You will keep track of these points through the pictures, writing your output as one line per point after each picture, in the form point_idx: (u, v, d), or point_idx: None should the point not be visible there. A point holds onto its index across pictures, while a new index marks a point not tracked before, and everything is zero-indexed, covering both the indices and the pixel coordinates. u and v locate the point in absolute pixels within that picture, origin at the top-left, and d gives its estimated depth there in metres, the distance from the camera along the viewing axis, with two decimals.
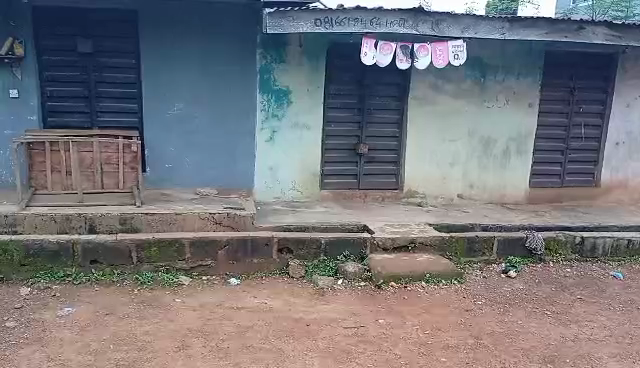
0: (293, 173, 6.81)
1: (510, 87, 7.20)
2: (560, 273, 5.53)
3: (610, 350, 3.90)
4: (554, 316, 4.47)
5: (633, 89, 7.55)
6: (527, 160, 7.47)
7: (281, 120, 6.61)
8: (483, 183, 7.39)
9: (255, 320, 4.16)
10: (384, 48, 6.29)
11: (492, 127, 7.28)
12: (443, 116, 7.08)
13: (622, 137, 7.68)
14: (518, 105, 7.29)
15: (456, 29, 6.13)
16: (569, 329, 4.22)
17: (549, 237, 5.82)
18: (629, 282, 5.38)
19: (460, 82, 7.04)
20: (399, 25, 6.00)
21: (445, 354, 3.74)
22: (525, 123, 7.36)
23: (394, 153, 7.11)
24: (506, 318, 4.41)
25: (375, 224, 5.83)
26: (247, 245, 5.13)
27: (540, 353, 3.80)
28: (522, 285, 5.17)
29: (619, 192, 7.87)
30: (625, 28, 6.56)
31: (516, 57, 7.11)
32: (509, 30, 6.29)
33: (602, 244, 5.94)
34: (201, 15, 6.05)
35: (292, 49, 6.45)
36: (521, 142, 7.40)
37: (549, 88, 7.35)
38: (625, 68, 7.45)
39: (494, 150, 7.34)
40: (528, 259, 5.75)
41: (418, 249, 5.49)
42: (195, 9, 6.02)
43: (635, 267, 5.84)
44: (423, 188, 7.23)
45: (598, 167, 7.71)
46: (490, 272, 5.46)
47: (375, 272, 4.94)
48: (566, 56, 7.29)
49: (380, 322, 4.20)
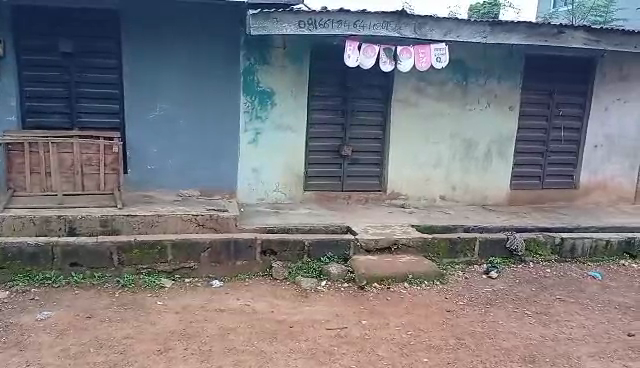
0: (277, 174, 6.80)
1: (491, 90, 7.29)
2: (540, 273, 5.61)
3: (588, 349, 3.97)
4: (534, 316, 4.53)
5: (611, 93, 7.70)
6: (508, 162, 7.57)
7: (265, 122, 6.61)
8: (466, 184, 7.47)
9: (238, 322, 4.15)
10: (367, 50, 6.34)
11: (474, 130, 7.36)
12: (426, 119, 7.14)
13: (601, 139, 7.81)
14: (500, 107, 7.38)
15: (438, 33, 6.20)
16: (549, 329, 4.29)
17: (530, 238, 5.92)
18: (607, 282, 5.49)
19: (443, 85, 7.11)
20: (383, 27, 6.01)
21: (427, 354, 3.77)
22: (507, 125, 7.46)
23: (377, 155, 7.15)
24: (487, 318, 4.46)
25: (359, 226, 5.85)
26: (230, 247, 5.12)
27: (520, 353, 3.85)
28: (504, 285, 5.23)
29: (598, 194, 8.00)
30: (603, 33, 6.69)
31: (498, 60, 7.21)
32: (490, 33, 6.37)
33: (581, 245, 6.05)
34: (202, 15, 6.03)
35: (276, 50, 6.46)
36: (503, 145, 7.50)
37: (529, 91, 7.47)
38: (603, 71, 7.60)
39: (476, 152, 7.43)
40: (509, 259, 5.83)
41: (401, 250, 5.52)
42: (192, 9, 5.98)
43: (613, 267, 5.96)
44: (406, 189, 7.27)
45: (578, 169, 7.84)
46: (472, 273, 5.52)
47: (359, 273, 4.97)
48: (546, 60, 7.41)
49: (363, 323, 4.22)
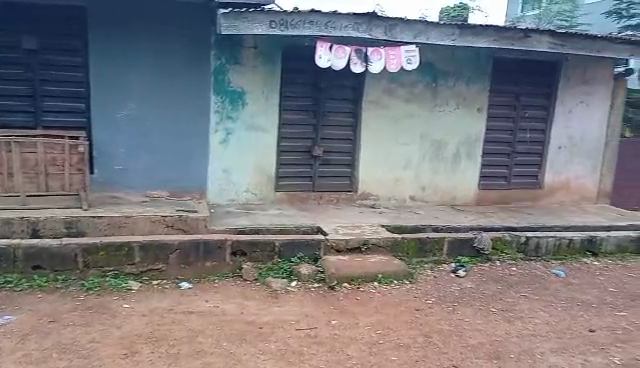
0: (247, 175, 6.77)
1: (460, 92, 7.41)
2: (506, 271, 5.74)
3: (551, 345, 4.08)
4: (500, 314, 4.63)
5: (574, 95, 7.93)
6: (477, 163, 7.71)
7: (236, 122, 6.59)
8: (435, 185, 7.58)
9: (206, 324, 4.11)
10: (338, 51, 6.36)
11: (444, 131, 7.47)
12: (396, 120, 7.21)
13: (565, 141, 8.04)
14: (468, 109, 7.51)
15: (408, 35, 6.29)
16: (514, 326, 4.39)
17: (496, 237, 6.06)
18: (570, 279, 5.65)
19: (413, 86, 7.19)
20: (353, 29, 6.04)
21: (396, 352, 3.81)
22: (474, 127, 7.60)
23: (348, 155, 7.18)
24: (455, 316, 4.54)
25: (329, 226, 5.87)
26: (199, 248, 5.07)
27: (486, 350, 3.93)
28: (471, 283, 5.33)
29: (562, 194, 8.23)
30: (567, 37, 6.89)
31: (466, 63, 7.34)
32: (459, 36, 6.48)
33: (545, 243, 6.22)
34: (170, 13, 5.96)
35: (247, 50, 6.46)
36: (471, 145, 7.64)
37: (496, 93, 7.63)
38: (567, 75, 7.82)
39: (445, 153, 7.54)
40: (477, 258, 5.95)
41: (371, 250, 5.56)
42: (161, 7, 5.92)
43: (575, 264, 6.14)
44: (376, 190, 7.32)
45: (543, 170, 8.05)
46: (441, 272, 5.60)
47: (328, 273, 5.00)
48: (512, 63, 7.59)
49: (333, 323, 4.23)
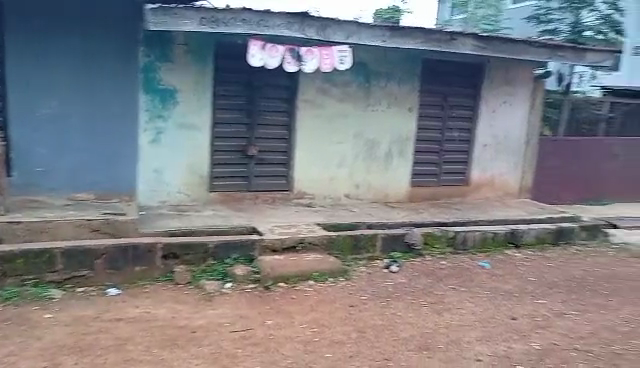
0: (180, 175, 6.63)
1: (392, 92, 7.61)
2: (436, 265, 5.97)
3: (477, 334, 4.28)
4: (430, 306, 4.81)
5: (498, 96, 8.35)
6: (408, 161, 7.95)
7: (167, 121, 6.47)
8: (369, 183, 7.73)
9: (136, 331, 3.98)
10: (271, 50, 6.33)
11: (377, 130, 7.64)
12: (330, 119, 7.29)
13: (490, 140, 8.45)
14: (400, 109, 7.72)
15: (340, 35, 6.37)
16: (443, 318, 4.57)
17: (426, 233, 6.30)
18: (494, 271, 5.96)
19: (346, 86, 7.30)
20: (286, 28, 6.04)
21: (330, 349, 3.86)
22: (406, 126, 7.83)
23: (283, 155, 7.16)
24: (387, 310, 4.66)
25: (264, 226, 5.84)
26: (128, 253, 4.88)
27: (417, 342, 4.06)
28: (403, 278, 5.50)
29: (488, 190, 8.64)
30: (489, 40, 7.24)
31: (397, 64, 7.55)
32: (390, 37, 6.64)
33: (471, 237, 6.54)
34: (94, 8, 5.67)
35: (178, 47, 6.37)
36: (402, 144, 7.86)
37: (426, 93, 7.90)
38: (491, 76, 8.22)
39: (378, 152, 7.71)
40: (409, 254, 6.14)
41: (307, 249, 5.63)
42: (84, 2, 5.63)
43: (499, 256, 6.49)
44: (312, 189, 7.37)
45: (470, 167, 8.41)
46: (374, 268, 5.74)
47: (264, 274, 5.00)
48: (440, 64, 7.88)
49: (268, 323, 4.22)
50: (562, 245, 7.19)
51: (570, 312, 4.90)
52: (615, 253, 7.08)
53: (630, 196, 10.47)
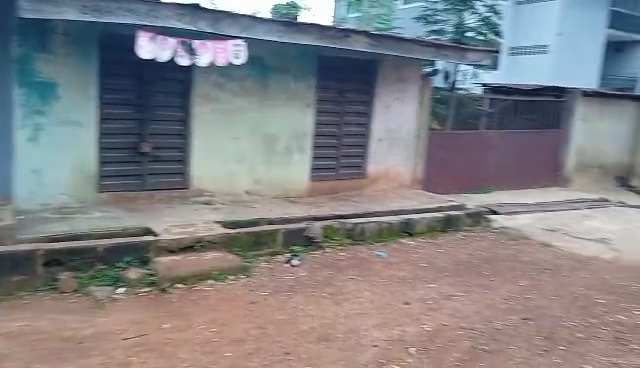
0: (64, 175, 6.14)
1: (289, 87, 7.64)
2: (336, 256, 6.12)
3: (374, 320, 4.46)
4: (330, 297, 4.91)
5: (391, 92, 8.72)
6: (307, 155, 8.06)
7: (47, 117, 5.97)
8: (269, 178, 7.72)
9: (14, 347, 3.63)
10: (162, 42, 6.06)
11: (275, 125, 7.64)
12: (227, 114, 7.16)
13: (384, 134, 8.82)
14: (297, 104, 7.78)
15: (235, 29, 6.26)
16: (342, 307, 4.69)
17: (326, 226, 6.43)
18: (390, 259, 6.24)
19: (243, 81, 7.20)
20: (177, 20, 5.81)
21: (230, 348, 3.80)
22: (303, 121, 7.91)
23: (179, 151, 6.91)
24: (288, 304, 4.69)
25: (160, 226, 5.60)
26: (3, 262, 4.45)
27: (317, 333, 4.14)
28: (304, 271, 5.56)
29: (384, 182, 9.02)
30: (381, 38, 7.53)
31: (294, 60, 7.59)
32: (285, 33, 6.66)
33: (368, 228, 6.79)
34: None
35: (57, 37, 5.89)
36: (301, 139, 7.94)
37: (323, 89, 8.03)
38: (383, 73, 8.56)
39: (278, 147, 7.72)
40: (309, 247, 6.23)
41: (206, 248, 5.47)
42: None
43: (394, 245, 6.81)
44: (211, 185, 7.20)
45: (367, 160, 8.71)
46: (276, 263, 5.74)
47: (159, 276, 4.80)
48: (336, 61, 8.05)
49: (164, 327, 4.06)
50: (450, 231, 7.72)
51: (458, 294, 5.27)
52: (496, 236, 7.75)
53: (508, 184, 11.49)
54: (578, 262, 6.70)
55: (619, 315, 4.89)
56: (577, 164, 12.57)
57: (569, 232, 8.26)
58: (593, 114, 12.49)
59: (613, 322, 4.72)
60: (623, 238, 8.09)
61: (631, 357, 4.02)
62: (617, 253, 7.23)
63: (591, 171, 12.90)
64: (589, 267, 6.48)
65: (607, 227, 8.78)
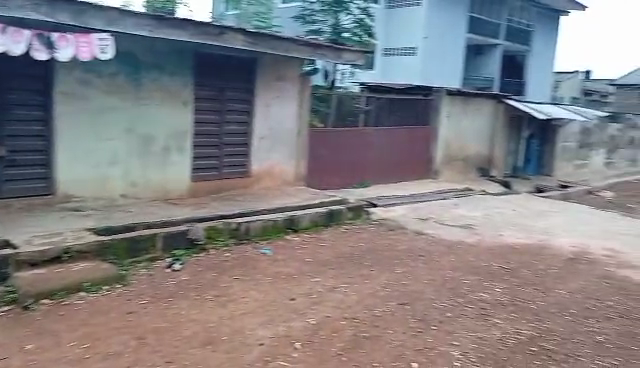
0: None
1: (164, 85, 7.33)
2: (220, 257, 6.01)
3: (259, 319, 4.45)
4: (214, 300, 4.81)
5: (271, 90, 8.75)
6: (187, 155, 7.81)
7: None
8: (146, 180, 7.35)
9: None
10: (14, 34, 5.32)
11: (151, 124, 7.29)
12: (96, 114, 6.67)
13: (266, 132, 8.83)
14: (174, 103, 7.50)
15: (100, 22, 5.83)
16: (227, 309, 4.62)
17: (208, 227, 6.29)
18: (275, 256, 6.27)
19: (113, 78, 6.75)
20: (32, 10, 5.27)
21: (105, 363, 3.55)
22: (182, 120, 7.65)
23: (42, 154, 6.30)
24: (169, 310, 4.51)
25: (20, 237, 5.06)
26: None
27: (201, 338, 4.03)
28: (186, 275, 5.38)
29: (268, 180, 9.02)
30: (258, 36, 7.52)
31: (168, 56, 7.29)
32: (156, 28, 6.36)
33: (253, 227, 6.77)
34: None
35: None
36: (180, 139, 7.67)
37: (201, 87, 7.82)
38: (263, 71, 8.57)
39: (154, 147, 7.38)
40: (192, 250, 6.05)
41: (75, 258, 5.03)
42: None
43: (280, 242, 6.86)
44: (81, 190, 6.66)
45: (249, 159, 8.65)
46: (156, 269, 5.49)
47: (21, 292, 4.37)
48: (214, 58, 7.88)
49: (28, 349, 3.68)
50: (333, 226, 7.97)
51: (340, 286, 5.45)
52: (375, 228, 8.15)
53: (386, 178, 12.14)
54: (448, 247, 7.29)
55: (482, 294, 5.40)
56: (445, 157, 13.67)
57: (439, 220, 8.96)
58: (457, 111, 13.65)
59: (477, 300, 5.20)
60: (485, 223, 8.96)
61: (492, 330, 4.47)
62: (480, 236, 7.99)
63: (457, 163, 14.12)
64: (457, 251, 7.08)
65: (471, 214, 9.67)
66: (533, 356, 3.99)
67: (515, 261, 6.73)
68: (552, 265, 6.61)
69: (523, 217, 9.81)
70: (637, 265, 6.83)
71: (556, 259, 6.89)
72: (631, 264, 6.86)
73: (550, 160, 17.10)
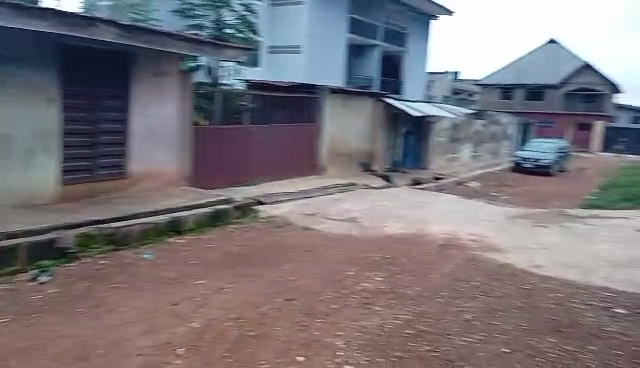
0: None
1: (24, 80, 6.63)
2: (96, 265, 5.60)
3: (139, 328, 4.22)
4: (88, 312, 4.46)
5: (149, 87, 8.33)
6: (54, 157, 7.15)
7: None
8: (5, 185, 6.60)
9: None
10: None
11: (10, 123, 6.56)
12: None
13: (145, 130, 8.39)
14: (37, 100, 6.83)
15: None
16: (102, 320, 4.31)
17: (81, 233, 5.89)
18: (157, 261, 5.98)
19: None
20: None
21: None
22: (47, 119, 6.99)
23: None
24: (35, 328, 4.10)
25: None
26: None
27: (72, 354, 3.72)
28: (56, 288, 4.93)
29: (149, 181, 8.59)
30: (131, 30, 7.11)
31: (28, 49, 6.61)
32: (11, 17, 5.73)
33: (132, 231, 6.44)
34: None
35: None
36: (45, 139, 7.01)
37: (68, 83, 7.20)
38: (138, 66, 8.13)
39: (15, 149, 6.65)
40: (62, 260, 5.60)
41: None
42: None
43: (162, 245, 6.56)
44: None
45: (127, 159, 8.20)
46: (19, 283, 4.97)
47: None
48: (82, 52, 7.32)
49: None
50: (219, 226, 7.82)
51: (226, 286, 5.36)
52: (263, 225, 8.13)
53: (272, 176, 12.18)
54: (333, 240, 7.51)
55: (364, 283, 5.63)
56: (329, 154, 14.06)
57: (325, 215, 9.19)
58: (340, 108, 14.10)
59: (360, 290, 5.42)
60: (367, 216, 9.36)
61: (373, 318, 4.68)
62: (363, 229, 8.34)
63: (341, 159, 14.59)
64: (341, 244, 7.32)
65: (355, 208, 10.04)
66: (409, 338, 4.25)
67: (394, 250, 7.11)
68: (427, 252, 7.10)
69: (402, 208, 10.42)
70: (498, 247, 7.59)
71: (431, 246, 7.41)
72: (493, 247, 7.60)
73: (425, 154, 18.35)
